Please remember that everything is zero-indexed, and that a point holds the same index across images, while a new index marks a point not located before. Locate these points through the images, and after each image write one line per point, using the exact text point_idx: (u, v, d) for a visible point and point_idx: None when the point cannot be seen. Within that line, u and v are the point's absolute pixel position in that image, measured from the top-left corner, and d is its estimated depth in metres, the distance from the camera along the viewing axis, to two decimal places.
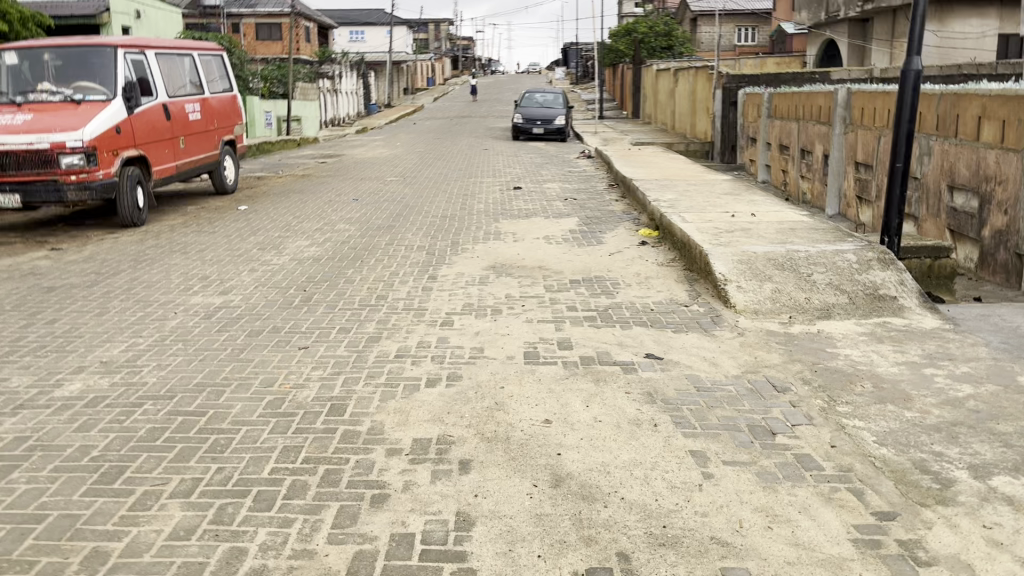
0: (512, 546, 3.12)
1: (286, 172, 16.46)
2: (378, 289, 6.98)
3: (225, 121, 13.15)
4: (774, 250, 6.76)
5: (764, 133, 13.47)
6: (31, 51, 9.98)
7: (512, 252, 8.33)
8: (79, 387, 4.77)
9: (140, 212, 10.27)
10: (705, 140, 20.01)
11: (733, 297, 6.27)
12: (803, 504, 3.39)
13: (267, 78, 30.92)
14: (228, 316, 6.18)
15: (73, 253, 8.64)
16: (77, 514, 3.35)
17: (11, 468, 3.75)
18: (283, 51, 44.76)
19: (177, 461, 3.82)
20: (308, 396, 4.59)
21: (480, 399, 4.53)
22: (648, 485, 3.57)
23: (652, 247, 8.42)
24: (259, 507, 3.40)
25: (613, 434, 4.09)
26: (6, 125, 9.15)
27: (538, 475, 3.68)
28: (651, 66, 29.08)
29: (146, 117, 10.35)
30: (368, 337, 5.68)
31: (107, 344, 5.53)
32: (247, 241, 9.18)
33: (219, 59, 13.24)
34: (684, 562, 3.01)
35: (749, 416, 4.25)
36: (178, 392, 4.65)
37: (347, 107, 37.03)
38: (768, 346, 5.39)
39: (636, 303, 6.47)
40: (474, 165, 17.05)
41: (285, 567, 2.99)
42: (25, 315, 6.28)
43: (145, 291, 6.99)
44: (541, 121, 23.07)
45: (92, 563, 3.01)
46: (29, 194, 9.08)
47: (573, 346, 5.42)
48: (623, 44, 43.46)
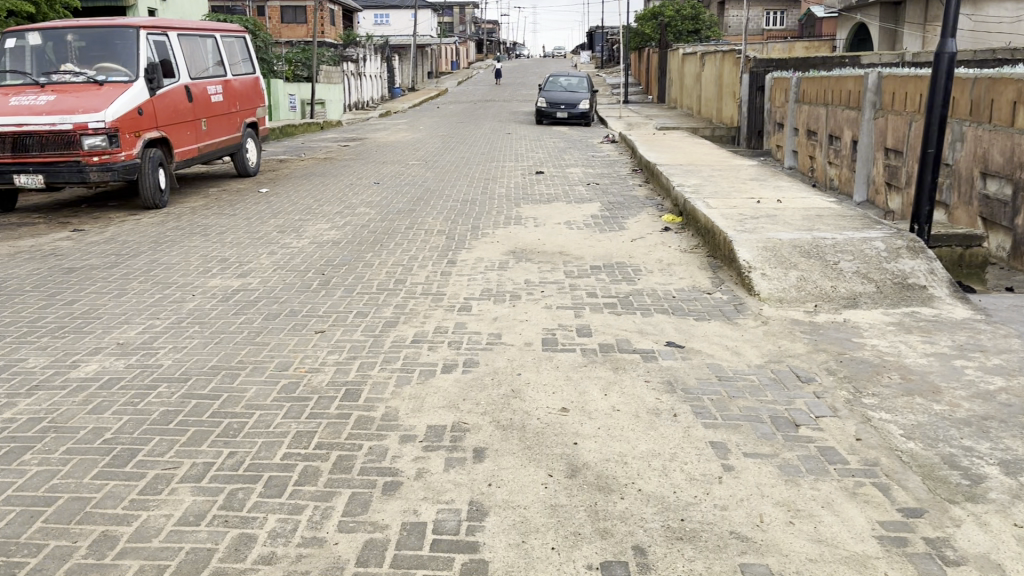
0: (525, 538, 3.04)
1: (308, 155, 16.44)
2: (397, 274, 6.91)
3: (247, 104, 13.14)
4: (800, 237, 6.61)
5: (791, 119, 13.24)
6: (54, 32, 9.97)
7: (533, 237, 8.23)
8: (95, 368, 4.76)
9: (162, 193, 10.29)
10: (731, 125, 19.75)
11: (758, 285, 6.14)
12: (826, 499, 3.29)
13: (291, 63, 30.91)
14: (246, 299, 6.15)
15: (94, 234, 8.66)
16: (88, 497, 3.33)
17: (23, 450, 3.73)
18: (308, 35, 44.75)
19: (189, 445, 3.78)
20: (322, 381, 4.55)
21: (497, 386, 4.47)
22: (666, 477, 3.48)
23: (675, 234, 8.29)
24: (270, 494, 3.35)
25: (631, 424, 4.00)
26: (29, 106, 9.15)
27: (553, 465, 3.60)
28: (677, 50, 28.80)
29: (168, 99, 10.35)
30: (385, 321, 5.62)
31: (125, 325, 5.52)
32: (268, 224, 9.15)
33: (242, 41, 13.21)
34: (702, 557, 2.92)
35: (772, 407, 4.15)
36: (192, 375, 4.63)
37: (370, 91, 36.98)
38: (793, 335, 5.27)
39: (658, 290, 6.35)
40: (496, 149, 16.93)
41: (293, 555, 2.94)
42: (44, 296, 6.28)
43: (164, 273, 6.98)
44: (564, 106, 22.87)
45: (101, 547, 2.98)
46: (51, 175, 9.10)
47: (592, 334, 5.31)
48: (649, 28, 43.16)
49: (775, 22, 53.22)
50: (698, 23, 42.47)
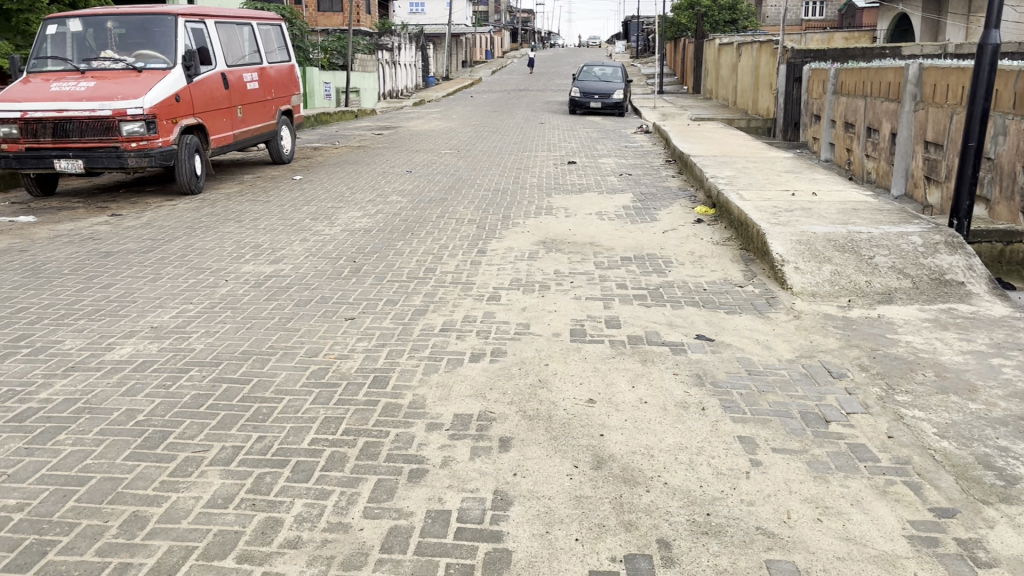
0: (549, 528, 3.04)
1: (342, 143, 16.54)
2: (427, 262, 6.94)
3: (283, 92, 13.25)
4: (835, 231, 6.51)
5: (829, 110, 13.04)
6: (94, 19, 10.04)
7: (563, 228, 8.20)
8: (130, 351, 4.83)
9: (197, 179, 10.41)
10: (767, 116, 19.50)
11: (791, 279, 6.05)
12: (855, 497, 3.24)
13: (327, 50, 31.06)
14: (278, 285, 6.21)
15: (132, 219, 8.79)
16: (120, 477, 3.39)
17: (59, 429, 3.81)
18: (344, 23, 44.89)
19: (219, 428, 3.83)
20: (351, 367, 4.58)
21: (524, 375, 4.47)
22: (692, 471, 3.46)
23: (708, 226, 8.21)
24: (296, 478, 3.39)
25: (658, 417, 3.97)
26: (70, 92, 9.29)
27: (579, 456, 3.59)
28: (714, 40, 28.48)
29: (204, 87, 10.46)
30: (415, 309, 5.64)
31: (158, 309, 5.60)
32: (301, 211, 9.22)
33: (278, 29, 13.30)
34: (727, 552, 2.89)
35: (802, 402, 4.10)
36: (223, 359, 4.69)
37: (405, 79, 37.08)
38: (825, 330, 5.19)
39: (688, 282, 6.30)
40: (528, 138, 16.89)
41: (319, 540, 2.96)
42: (82, 279, 6.39)
43: (199, 258, 7.06)
44: (598, 95, 22.72)
45: (131, 527, 3.03)
46: (91, 161, 9.25)
47: (621, 325, 5.29)
48: (685, 18, 42.76)
49: (813, 12, 52.49)
50: (735, 12, 41.98)
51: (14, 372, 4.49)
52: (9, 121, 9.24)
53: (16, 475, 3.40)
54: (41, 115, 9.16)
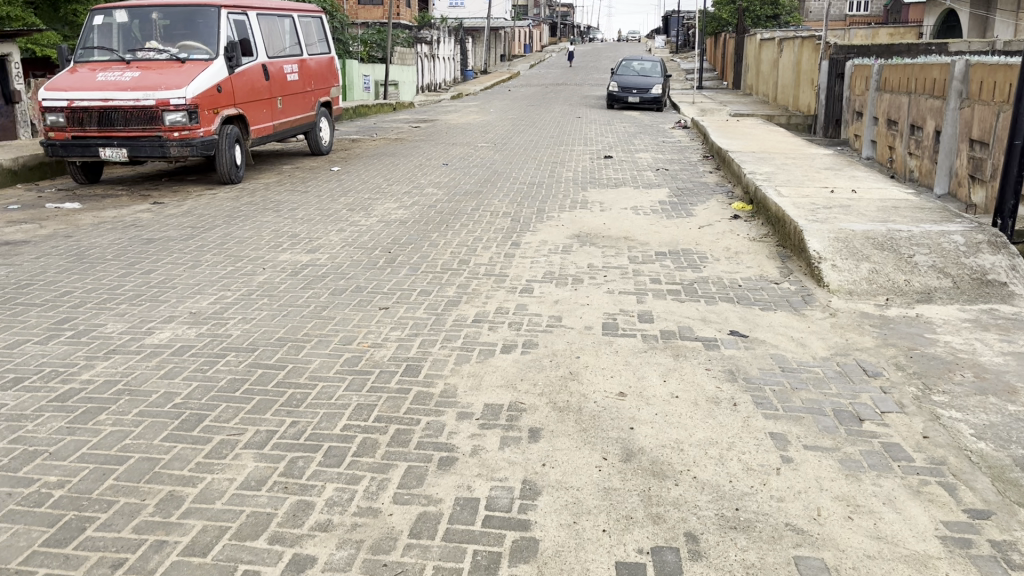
0: (576, 519, 3.05)
1: (380, 135, 16.63)
2: (461, 254, 6.96)
3: (322, 83, 13.37)
4: (874, 229, 6.42)
5: (872, 107, 12.84)
6: (139, 10, 10.16)
7: (598, 222, 8.17)
8: (169, 335, 4.93)
9: (237, 169, 10.56)
10: (808, 113, 19.24)
11: (827, 276, 5.97)
12: (888, 496, 3.20)
13: (366, 43, 31.28)
14: (314, 274, 6.28)
15: (173, 207, 8.95)
16: (157, 458, 3.46)
17: (99, 410, 3.90)
18: (383, 16, 44.92)
19: (254, 412, 3.89)
20: (384, 356, 4.63)
21: (555, 367, 4.49)
22: (722, 466, 3.44)
23: (745, 222, 8.13)
24: (329, 463, 3.44)
25: (689, 411, 3.96)
26: (116, 82, 9.48)
27: (608, 449, 3.60)
28: (755, 36, 28.12)
29: (246, 78, 10.61)
30: (448, 300, 5.68)
31: (198, 295, 5.70)
32: (337, 202, 9.31)
33: (318, 21, 13.39)
34: (755, 547, 2.88)
35: (835, 400, 4.05)
36: (259, 345, 4.76)
37: (443, 73, 37.19)
38: (862, 329, 5.13)
39: (724, 278, 6.25)
40: (565, 133, 16.85)
41: (349, 524, 3.01)
42: (124, 265, 6.52)
43: (237, 246, 7.18)
44: (636, 90, 22.57)
45: (167, 506, 3.10)
46: (135, 149, 9.43)
47: (654, 320, 5.27)
48: (726, 12, 42.29)
49: (857, 8, 51.71)
50: (778, 8, 41.43)
51: (57, 354, 4.61)
52: (56, 110, 9.45)
53: (57, 453, 3.50)
54: (87, 104, 9.36)
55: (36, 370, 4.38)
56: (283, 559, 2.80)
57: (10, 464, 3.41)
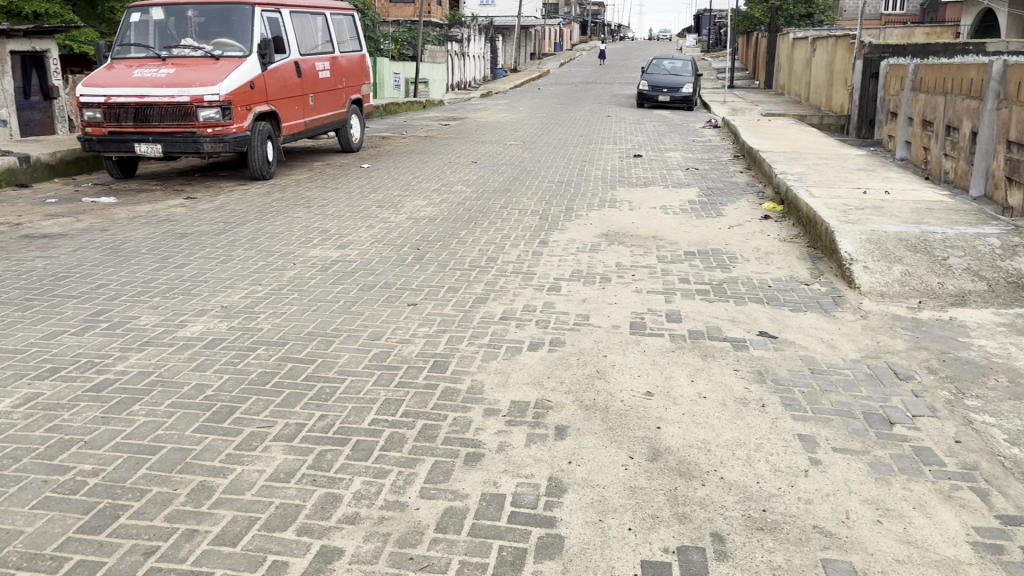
0: (602, 516, 3.05)
1: (410, 133, 16.71)
2: (488, 251, 6.98)
3: (353, 81, 13.46)
4: (906, 232, 6.38)
5: (907, 107, 12.66)
6: (175, 7, 10.28)
7: (627, 221, 8.15)
8: (201, 328, 5.00)
9: (269, 165, 10.66)
10: (841, 113, 19.03)
11: (859, 278, 5.90)
12: (918, 500, 3.17)
13: (397, 41, 31.44)
14: (344, 270, 6.34)
15: (206, 202, 9.05)
16: (188, 449, 3.51)
17: (133, 400, 3.97)
18: (414, 13, 45.00)
19: (284, 406, 3.94)
20: (412, 351, 4.66)
21: (582, 365, 4.49)
22: (750, 467, 3.42)
23: (775, 222, 8.06)
24: (357, 456, 3.47)
25: (717, 412, 3.94)
26: (151, 78, 9.62)
27: (635, 448, 3.59)
28: (787, 36, 27.87)
29: (278, 75, 10.72)
30: (475, 298, 5.69)
31: (229, 289, 5.77)
32: (368, 198, 9.37)
33: (350, 18, 13.47)
34: (782, 549, 2.87)
35: (865, 403, 4.02)
36: (289, 340, 4.81)
37: (473, 71, 37.25)
38: (894, 331, 5.07)
39: (753, 278, 6.21)
40: (595, 131, 16.82)
41: (376, 517, 3.03)
42: (158, 259, 6.61)
43: (268, 241, 7.25)
44: (667, 89, 22.45)
45: (198, 496, 3.15)
46: (169, 145, 9.57)
47: (682, 319, 5.25)
48: (759, 11, 41.93)
49: (893, 6, 51.06)
50: (811, 6, 41.05)
51: (92, 346, 4.69)
52: (93, 105, 9.61)
53: (92, 442, 3.56)
54: (123, 100, 9.51)
55: (72, 361, 4.47)
56: (311, 551, 2.84)
57: (47, 452, 3.48)
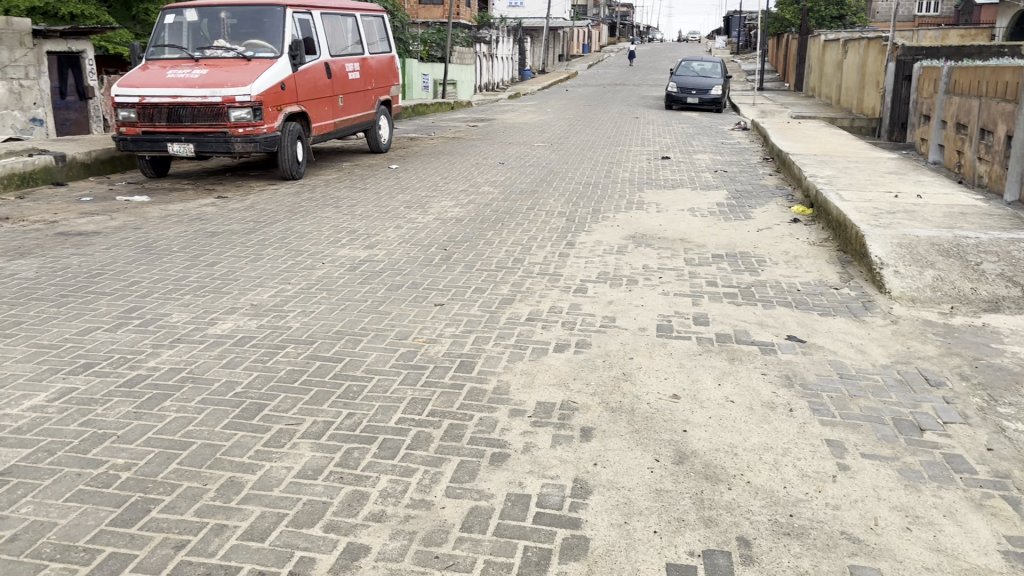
0: (628, 519, 3.05)
1: (438, 134, 16.78)
2: (515, 253, 7.00)
3: (382, 82, 13.54)
4: (939, 237, 6.32)
5: (940, 110, 12.50)
6: (209, 9, 10.42)
7: (654, 223, 8.12)
8: (230, 325, 5.06)
9: (299, 165, 10.75)
10: (872, 116, 18.81)
11: (889, 282, 5.84)
12: (948, 508, 3.13)
13: (426, 43, 31.65)
14: (372, 269, 6.39)
15: (236, 201, 9.15)
16: (218, 444, 3.56)
17: (164, 396, 4.03)
18: (443, 15, 45.19)
19: (312, 403, 3.98)
20: (439, 351, 4.68)
21: (609, 367, 4.48)
22: (777, 472, 3.40)
23: (804, 225, 8.00)
24: (383, 455, 3.49)
25: (744, 416, 3.92)
26: (185, 79, 9.75)
27: (661, 450, 3.58)
28: (818, 38, 27.65)
29: (308, 76, 10.82)
30: (501, 299, 5.70)
31: (259, 288, 5.84)
32: (396, 199, 9.42)
33: (380, 20, 13.57)
34: (809, 555, 2.85)
35: (895, 408, 3.98)
36: (318, 338, 4.86)
37: (502, 72, 37.33)
38: (925, 337, 5.01)
39: (782, 282, 6.17)
40: (623, 133, 16.78)
41: (402, 515, 3.05)
42: (189, 257, 6.70)
43: (298, 240, 7.32)
44: (696, 91, 22.34)
45: (227, 491, 3.20)
46: (201, 145, 9.69)
47: (709, 322, 5.23)
48: (790, 13, 41.59)
49: (927, 8, 50.48)
50: (844, 8, 40.65)
51: (125, 342, 4.76)
52: (128, 105, 9.75)
53: (125, 437, 3.62)
54: (157, 101, 9.64)
55: (106, 357, 4.54)
56: (337, 548, 2.86)
57: (81, 446, 3.54)
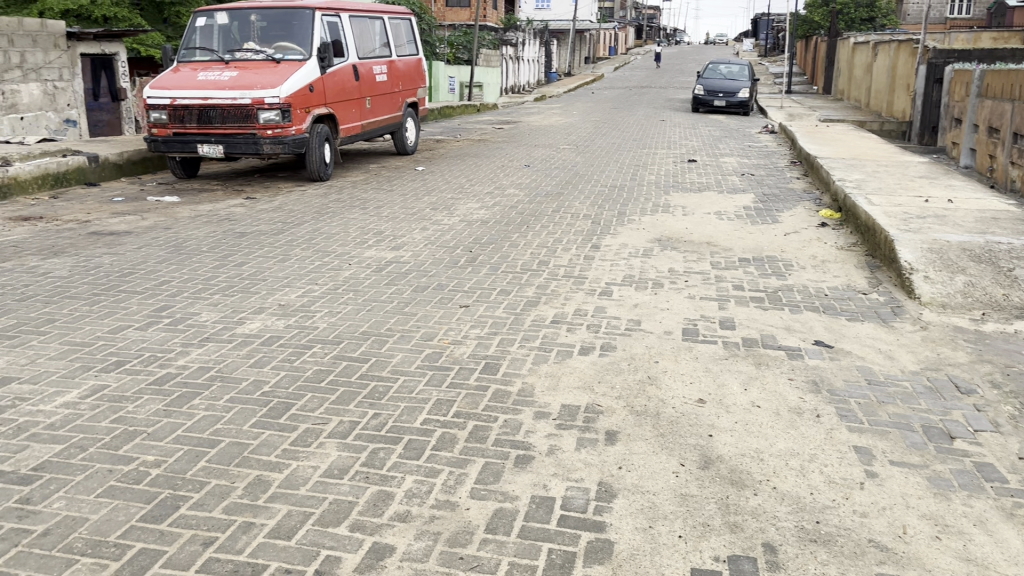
0: (652, 523, 3.05)
1: (464, 136, 16.83)
2: (541, 255, 7.00)
3: (409, 84, 13.60)
4: (970, 242, 6.24)
5: (972, 114, 12.33)
6: (239, 12, 10.54)
7: (681, 226, 8.09)
8: (259, 325, 5.12)
9: (326, 166, 10.83)
10: (902, 119, 18.60)
11: (919, 288, 5.77)
12: (978, 518, 3.09)
13: (452, 45, 31.77)
14: (397, 271, 6.42)
15: (264, 203, 9.23)
16: (246, 443, 3.60)
17: (193, 394, 4.08)
18: (470, 17, 45.31)
19: (338, 403, 4.01)
20: (464, 353, 4.70)
21: (634, 371, 4.47)
22: (804, 478, 3.38)
23: (832, 230, 7.93)
24: (409, 455, 3.51)
25: (770, 421, 3.89)
26: (215, 81, 9.87)
27: (686, 455, 3.57)
28: (848, 41, 27.37)
29: (337, 78, 10.89)
30: (526, 301, 5.72)
31: (287, 288, 5.89)
32: (422, 201, 9.45)
33: (408, 23, 13.64)
34: (836, 562, 2.82)
35: (924, 416, 3.93)
36: (344, 339, 4.89)
37: (528, 74, 37.37)
38: (956, 343, 4.95)
39: (809, 286, 6.12)
40: (649, 136, 16.73)
41: (427, 516, 3.07)
42: (217, 258, 6.76)
43: (325, 241, 7.38)
44: (723, 93, 22.23)
45: (254, 490, 3.23)
46: (230, 146, 9.79)
47: (736, 327, 5.20)
48: (819, 16, 41.26)
49: (959, 10, 49.85)
50: (874, 10, 40.26)
51: (156, 340, 4.83)
52: (159, 107, 9.88)
53: (154, 434, 3.67)
54: (188, 102, 9.76)
55: (136, 355, 4.61)
56: (362, 547, 2.88)
57: (112, 442, 3.60)
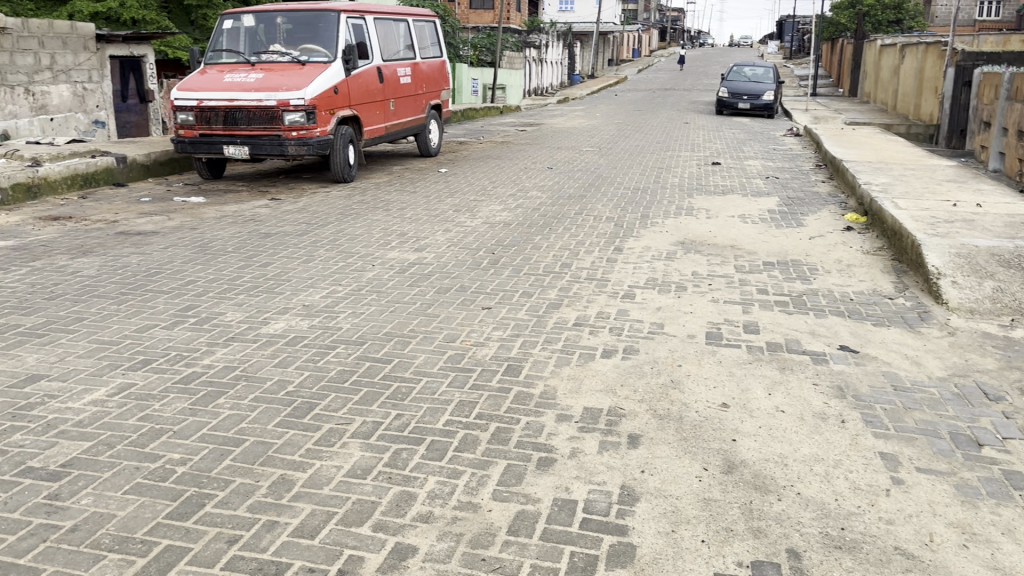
0: (675, 527, 3.03)
1: (486, 139, 16.84)
2: (563, 257, 7.00)
3: (433, 86, 13.65)
4: (999, 247, 6.16)
5: (1001, 117, 12.17)
6: (265, 15, 10.65)
7: (704, 229, 8.06)
8: (283, 325, 5.16)
9: (350, 168, 10.89)
10: (930, 122, 18.39)
11: (947, 293, 5.70)
12: (1007, 526, 3.05)
13: (476, 48, 31.83)
14: (420, 272, 6.44)
15: (289, 204, 9.30)
16: (270, 442, 3.63)
17: (219, 393, 4.12)
18: (493, 20, 45.39)
19: (361, 404, 4.03)
20: (486, 354, 4.71)
21: (656, 374, 4.46)
22: (828, 484, 3.35)
23: (858, 234, 7.86)
24: (431, 456, 3.53)
25: (795, 426, 3.87)
26: (241, 82, 9.96)
27: (709, 459, 3.55)
28: (874, 44, 27.11)
29: (361, 80, 10.95)
30: (549, 303, 5.72)
31: (311, 289, 5.92)
32: (445, 202, 9.48)
33: (432, 26, 13.70)
34: (861, 569, 2.80)
35: (952, 422, 3.88)
36: (367, 340, 4.91)
37: (551, 76, 37.37)
38: (984, 350, 4.88)
39: (835, 291, 6.07)
40: (673, 138, 16.66)
41: (449, 517, 3.08)
42: (242, 258, 6.82)
43: (349, 242, 7.42)
44: (747, 96, 22.10)
45: (279, 488, 3.25)
46: (256, 147, 9.88)
47: (759, 331, 5.16)
48: (845, 18, 40.92)
49: (988, 13, 49.23)
50: (901, 12, 39.85)
51: (182, 339, 4.88)
52: (186, 109, 9.99)
53: (181, 432, 3.71)
54: (214, 104, 9.87)
55: (163, 354, 4.65)
56: (385, 547, 2.90)
57: (139, 440, 3.64)
